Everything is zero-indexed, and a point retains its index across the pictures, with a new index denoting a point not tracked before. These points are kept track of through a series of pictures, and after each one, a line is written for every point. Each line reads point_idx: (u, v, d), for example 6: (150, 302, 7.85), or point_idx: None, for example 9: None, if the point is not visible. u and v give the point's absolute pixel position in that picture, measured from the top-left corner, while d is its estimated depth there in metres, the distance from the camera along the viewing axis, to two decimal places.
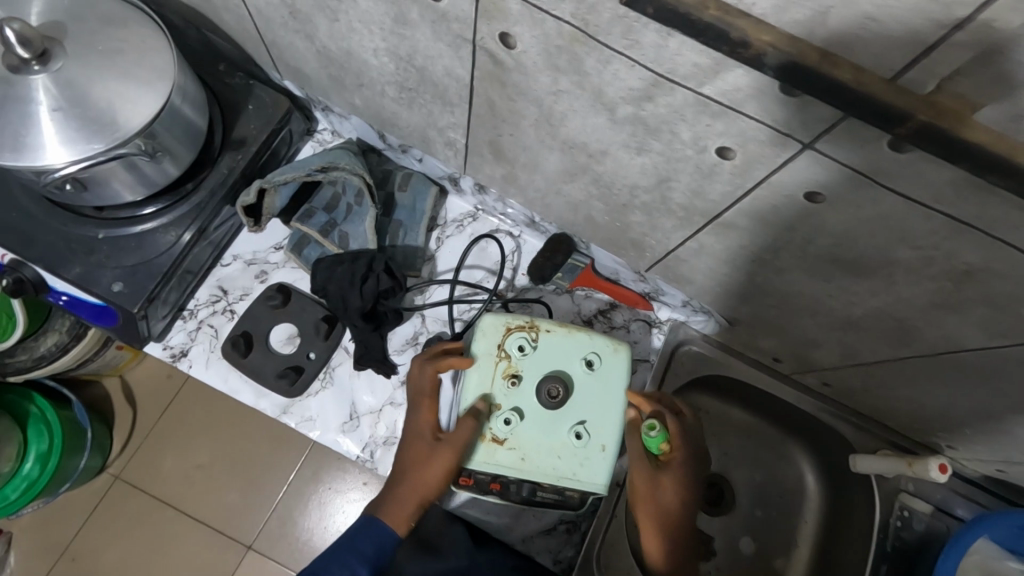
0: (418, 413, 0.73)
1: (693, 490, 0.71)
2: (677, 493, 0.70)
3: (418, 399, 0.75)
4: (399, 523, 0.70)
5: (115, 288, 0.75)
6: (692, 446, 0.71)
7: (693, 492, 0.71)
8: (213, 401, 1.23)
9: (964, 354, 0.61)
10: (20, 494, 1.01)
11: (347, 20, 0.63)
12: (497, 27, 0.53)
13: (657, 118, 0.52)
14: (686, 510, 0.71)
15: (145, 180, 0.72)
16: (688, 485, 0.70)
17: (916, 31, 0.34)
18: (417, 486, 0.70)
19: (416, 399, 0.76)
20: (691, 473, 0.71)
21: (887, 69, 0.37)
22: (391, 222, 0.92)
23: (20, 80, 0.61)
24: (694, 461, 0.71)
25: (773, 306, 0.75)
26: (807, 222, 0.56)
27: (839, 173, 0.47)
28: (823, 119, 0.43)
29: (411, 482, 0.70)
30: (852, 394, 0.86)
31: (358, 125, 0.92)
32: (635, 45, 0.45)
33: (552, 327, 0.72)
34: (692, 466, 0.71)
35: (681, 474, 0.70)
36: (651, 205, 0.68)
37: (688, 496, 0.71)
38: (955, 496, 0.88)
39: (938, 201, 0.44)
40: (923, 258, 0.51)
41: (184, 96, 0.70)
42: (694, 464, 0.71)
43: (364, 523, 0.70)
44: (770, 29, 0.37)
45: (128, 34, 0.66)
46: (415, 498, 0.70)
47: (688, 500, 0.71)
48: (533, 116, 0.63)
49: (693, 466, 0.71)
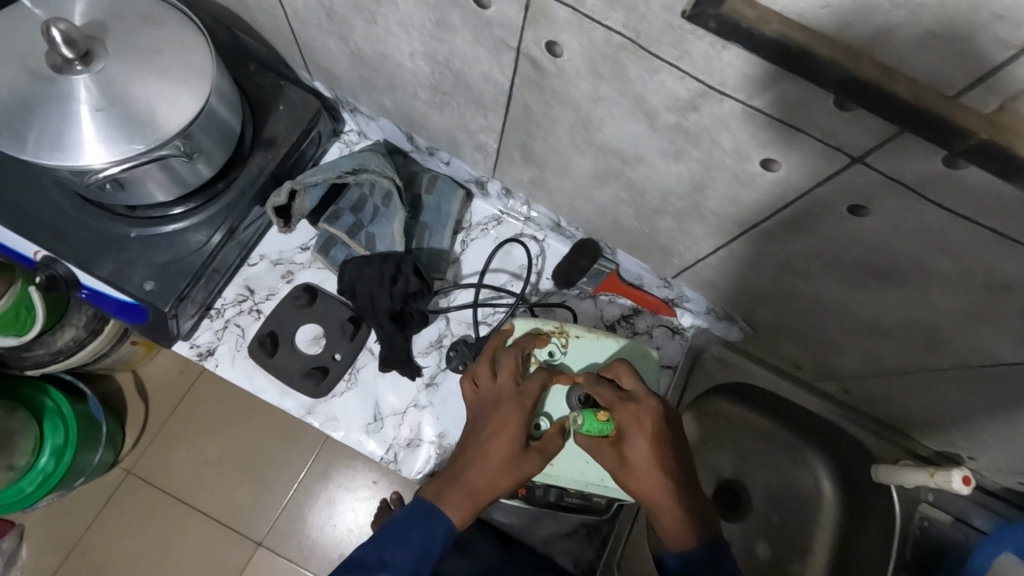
0: (511, 413, 0.69)
1: (669, 447, 0.65)
2: (639, 457, 0.65)
3: (501, 397, 0.71)
4: (458, 521, 0.64)
5: (146, 287, 0.76)
6: (632, 406, 0.66)
7: (667, 449, 0.65)
8: (231, 398, 1.24)
9: (996, 366, 0.61)
10: (36, 488, 1.02)
11: (387, 24, 0.64)
12: (542, 34, 0.53)
13: (700, 127, 0.53)
14: (665, 471, 0.64)
15: (179, 180, 0.72)
16: (650, 444, 0.65)
17: (982, 49, 0.34)
18: (497, 481, 0.66)
19: (496, 396, 0.71)
20: (647, 432, 0.65)
21: (947, 86, 0.37)
22: (418, 225, 0.93)
23: (62, 80, 0.62)
24: (648, 418, 0.66)
25: (801, 314, 0.75)
26: (844, 233, 0.56)
27: (885, 186, 0.47)
28: (874, 133, 0.43)
29: (496, 476, 0.66)
30: (875, 403, 0.86)
31: (386, 128, 0.92)
32: (685, 56, 0.45)
33: (581, 332, 0.77)
34: (646, 424, 0.65)
35: (634, 438, 0.66)
36: (683, 212, 0.68)
37: (658, 454, 0.65)
38: (975, 506, 0.86)
39: (984, 215, 0.44)
40: (962, 270, 0.51)
41: (220, 97, 0.70)
42: (650, 421, 0.66)
43: (418, 509, 0.64)
44: (830, 44, 0.38)
45: (168, 34, 0.66)
46: (490, 495, 0.66)
47: (665, 459, 0.65)
48: (570, 122, 0.64)
49: (648, 423, 0.66)
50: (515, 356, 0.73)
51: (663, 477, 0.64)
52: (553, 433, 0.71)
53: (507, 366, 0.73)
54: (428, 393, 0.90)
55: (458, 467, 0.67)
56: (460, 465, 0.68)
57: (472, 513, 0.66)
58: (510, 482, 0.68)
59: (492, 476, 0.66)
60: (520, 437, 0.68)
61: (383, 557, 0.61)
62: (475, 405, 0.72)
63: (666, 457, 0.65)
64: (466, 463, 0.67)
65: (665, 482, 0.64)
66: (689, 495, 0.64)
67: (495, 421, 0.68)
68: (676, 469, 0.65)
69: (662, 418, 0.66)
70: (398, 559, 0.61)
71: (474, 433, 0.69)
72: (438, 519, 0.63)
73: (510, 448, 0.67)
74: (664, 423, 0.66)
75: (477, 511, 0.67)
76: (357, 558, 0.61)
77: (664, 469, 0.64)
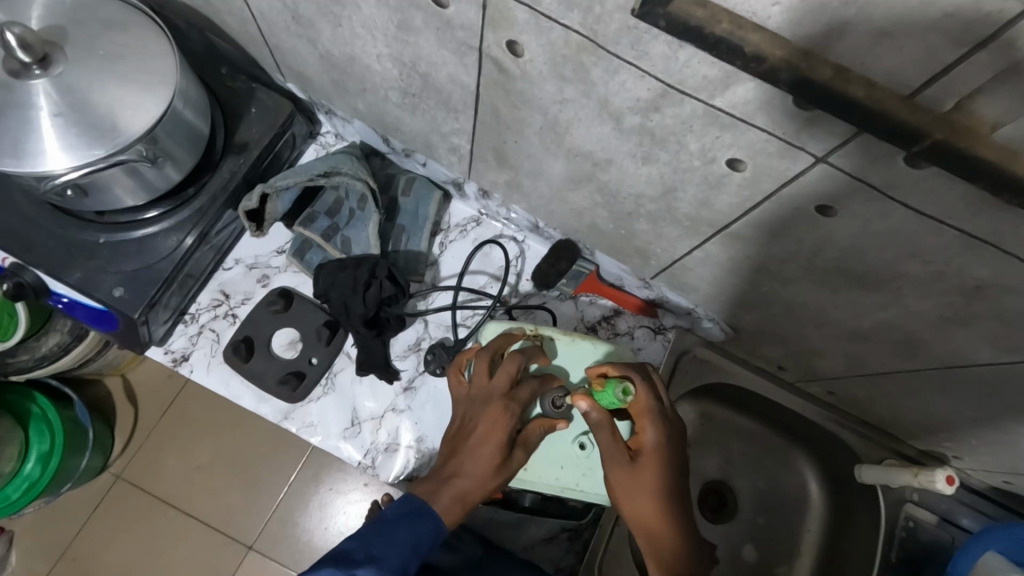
0: (501, 415, 0.68)
1: (680, 470, 0.66)
2: (657, 479, 0.64)
3: (492, 396, 0.70)
4: (450, 522, 0.66)
5: (115, 293, 0.75)
6: (661, 419, 0.66)
7: (678, 474, 0.66)
8: (214, 403, 1.23)
9: (973, 368, 0.60)
10: (21, 494, 1.01)
11: (351, 26, 0.62)
12: (502, 35, 0.52)
13: (665, 129, 0.51)
14: (677, 499, 0.65)
15: (146, 185, 0.71)
16: (669, 465, 0.65)
17: (934, 47, 0.33)
18: (486, 481, 0.67)
19: (486, 396, 0.71)
20: (667, 452, 0.65)
21: (903, 85, 0.36)
22: (395, 227, 0.92)
23: (20, 85, 0.60)
24: (670, 436, 0.66)
25: (780, 316, 0.74)
26: (815, 235, 0.55)
27: (851, 187, 0.46)
28: (835, 133, 0.42)
29: (487, 476, 0.67)
30: (858, 404, 0.85)
31: (362, 130, 0.91)
32: (643, 56, 0.44)
33: (556, 334, 0.77)
34: (667, 444, 0.65)
35: (654, 456, 0.65)
36: (657, 215, 0.67)
37: (673, 479, 0.65)
38: (959, 506, 0.87)
39: (951, 217, 0.43)
40: (934, 272, 0.50)
41: (187, 101, 0.69)
42: (672, 440, 0.66)
43: (409, 506, 0.65)
44: (783, 44, 0.37)
45: (130, 38, 0.65)
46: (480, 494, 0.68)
47: (676, 482, 0.65)
48: (539, 124, 0.63)
49: (668, 444, 0.66)
50: (510, 355, 0.72)
51: (673, 501, 0.64)
52: (540, 428, 0.71)
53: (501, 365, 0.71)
54: (406, 398, 0.89)
55: (450, 468, 0.68)
56: (451, 465, 0.68)
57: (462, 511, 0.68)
58: (499, 481, 0.69)
59: (483, 476, 0.67)
60: (509, 440, 0.68)
61: (370, 552, 0.60)
62: (467, 403, 0.72)
63: (677, 482, 0.66)
64: (458, 464, 0.68)
65: (673, 508, 0.64)
66: (689, 523, 0.66)
67: (486, 422, 0.68)
68: (683, 494, 0.66)
69: (679, 438, 0.67)
70: (386, 555, 0.61)
71: (465, 433, 0.70)
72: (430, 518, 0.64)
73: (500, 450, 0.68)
74: (680, 446, 0.67)
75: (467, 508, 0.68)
76: (345, 551, 0.61)
77: (676, 495, 0.65)
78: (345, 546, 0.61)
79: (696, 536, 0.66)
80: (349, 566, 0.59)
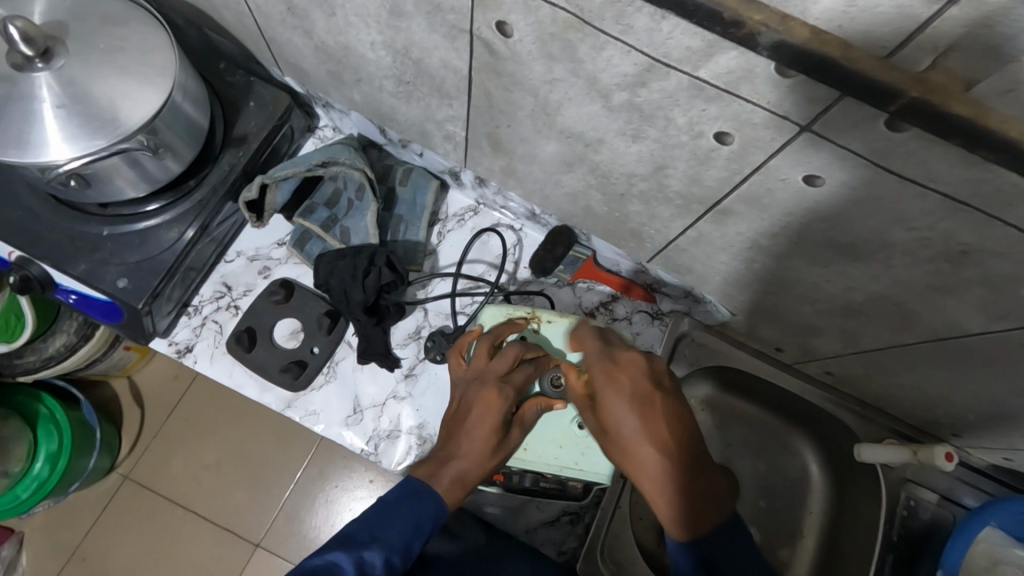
0: (494, 400, 0.70)
1: (656, 408, 0.61)
2: (614, 414, 0.62)
3: (487, 381, 0.71)
4: (450, 502, 0.67)
5: (119, 285, 0.76)
6: (615, 364, 0.64)
7: (651, 412, 0.61)
8: (219, 398, 1.24)
9: (964, 338, 0.61)
10: (30, 493, 1.02)
11: (344, 14, 0.64)
12: (492, 16, 0.53)
13: (652, 104, 0.53)
14: (658, 442, 0.60)
15: (148, 176, 0.72)
16: (630, 406, 0.61)
17: (908, 7, 0.34)
18: (482, 463, 0.69)
19: (482, 379, 0.72)
20: (626, 395, 0.62)
21: (879, 47, 0.37)
22: (393, 217, 0.94)
23: (24, 79, 0.62)
24: (628, 375, 0.63)
25: (772, 294, 0.75)
26: (802, 207, 0.56)
27: (834, 155, 0.47)
28: (817, 100, 0.43)
29: (483, 457, 0.69)
30: (855, 383, 0.85)
31: (358, 121, 0.93)
32: (629, 30, 0.46)
33: (553, 317, 0.76)
34: (625, 385, 0.62)
35: (612, 401, 0.62)
36: (649, 194, 0.68)
37: (644, 422, 0.60)
38: (960, 485, 0.87)
39: (933, 180, 0.44)
40: (920, 240, 0.51)
41: (185, 93, 0.70)
42: (632, 377, 0.62)
43: (410, 489, 0.66)
44: (760, 9, 0.38)
45: (129, 31, 0.67)
46: (479, 476, 0.69)
47: (652, 425, 0.60)
48: (530, 106, 0.64)
49: (627, 382, 0.62)
50: (511, 344, 0.73)
51: (652, 445, 0.60)
52: (531, 404, 0.72)
53: (500, 352, 0.73)
54: (406, 385, 0.90)
55: (448, 451, 0.70)
56: (448, 448, 0.70)
57: (462, 494, 0.69)
58: (496, 462, 0.70)
59: (479, 457, 0.69)
60: (503, 422, 0.70)
61: (375, 533, 0.62)
62: (465, 389, 0.74)
63: (653, 428, 0.60)
64: (457, 445, 0.69)
65: (656, 452, 0.59)
66: (683, 459, 0.60)
67: (481, 404, 0.70)
68: (667, 431, 0.60)
69: (645, 378, 0.63)
70: (390, 534, 0.62)
71: (459, 416, 0.71)
72: (429, 496, 0.65)
73: (492, 431, 0.69)
74: (647, 385, 0.62)
75: (467, 491, 0.69)
76: (350, 534, 0.62)
77: (647, 432, 0.60)
78: (349, 528, 0.63)
79: (695, 464, 0.60)
80: (356, 548, 0.60)
